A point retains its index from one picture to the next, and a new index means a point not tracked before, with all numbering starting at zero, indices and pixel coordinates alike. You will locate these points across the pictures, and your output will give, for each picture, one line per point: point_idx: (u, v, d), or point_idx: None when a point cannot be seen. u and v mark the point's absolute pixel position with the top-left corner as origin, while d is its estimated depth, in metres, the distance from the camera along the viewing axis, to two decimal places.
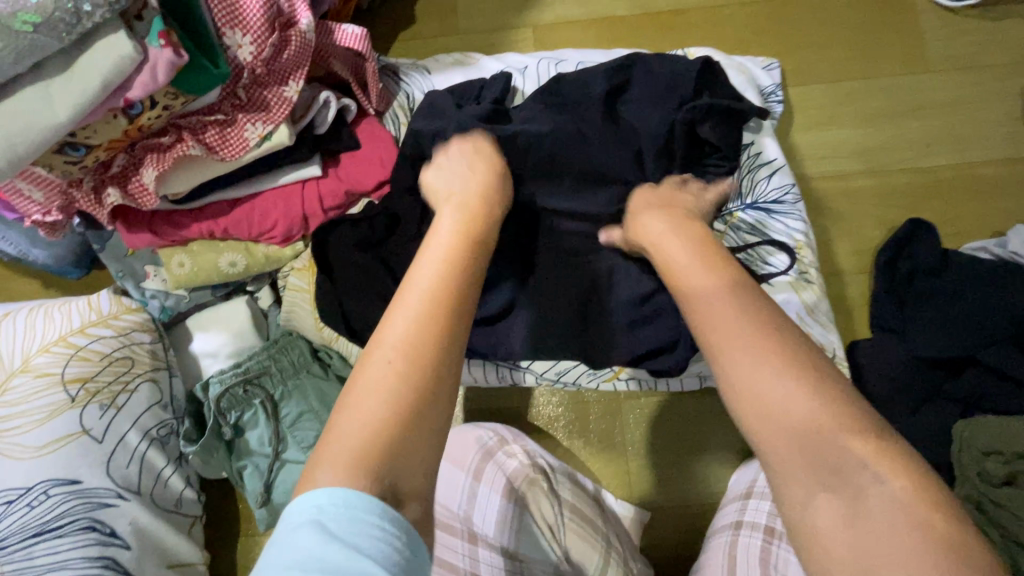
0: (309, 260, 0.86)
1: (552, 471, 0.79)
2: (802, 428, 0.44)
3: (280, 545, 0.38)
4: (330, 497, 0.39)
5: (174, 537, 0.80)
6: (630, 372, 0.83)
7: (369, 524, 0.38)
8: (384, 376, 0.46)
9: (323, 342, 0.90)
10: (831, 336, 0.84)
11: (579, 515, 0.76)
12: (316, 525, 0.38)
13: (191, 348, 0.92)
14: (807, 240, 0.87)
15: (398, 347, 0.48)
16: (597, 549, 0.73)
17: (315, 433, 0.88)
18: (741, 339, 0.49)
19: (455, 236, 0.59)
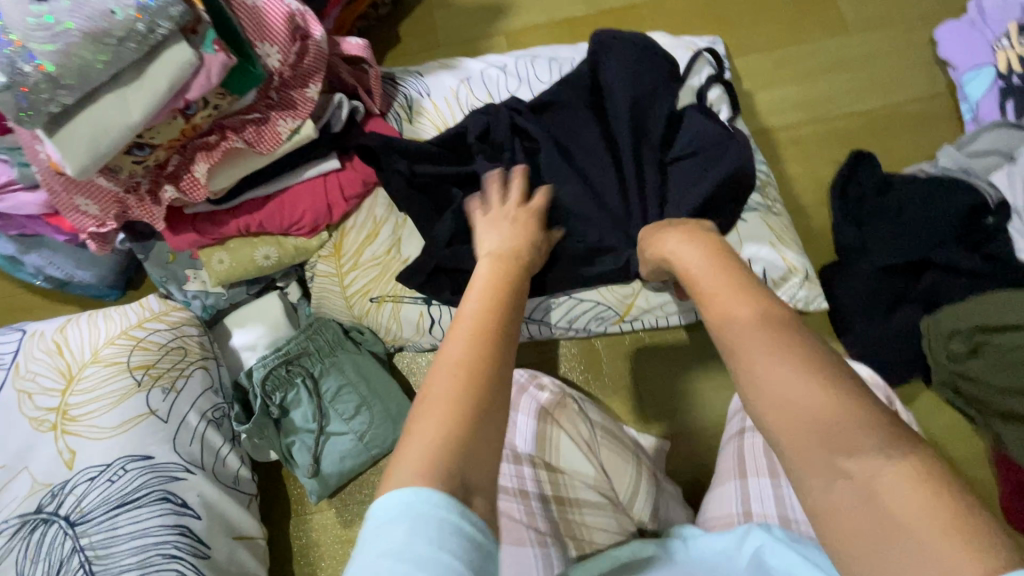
0: (334, 248, 0.97)
1: (581, 400, 0.89)
2: (811, 420, 0.38)
3: (366, 540, 0.40)
4: (418, 497, 0.41)
5: (236, 510, 0.87)
6: (635, 314, 0.93)
7: (457, 539, 0.40)
8: (430, 426, 0.46)
9: (354, 319, 0.98)
10: (802, 258, 0.93)
11: (609, 433, 0.85)
12: (405, 521, 0.40)
13: (232, 343, 1.01)
14: (772, 180, 1.01)
15: (440, 396, 0.47)
16: (629, 461, 0.82)
17: (354, 404, 0.96)
18: (770, 345, 0.43)
19: (496, 263, 0.64)
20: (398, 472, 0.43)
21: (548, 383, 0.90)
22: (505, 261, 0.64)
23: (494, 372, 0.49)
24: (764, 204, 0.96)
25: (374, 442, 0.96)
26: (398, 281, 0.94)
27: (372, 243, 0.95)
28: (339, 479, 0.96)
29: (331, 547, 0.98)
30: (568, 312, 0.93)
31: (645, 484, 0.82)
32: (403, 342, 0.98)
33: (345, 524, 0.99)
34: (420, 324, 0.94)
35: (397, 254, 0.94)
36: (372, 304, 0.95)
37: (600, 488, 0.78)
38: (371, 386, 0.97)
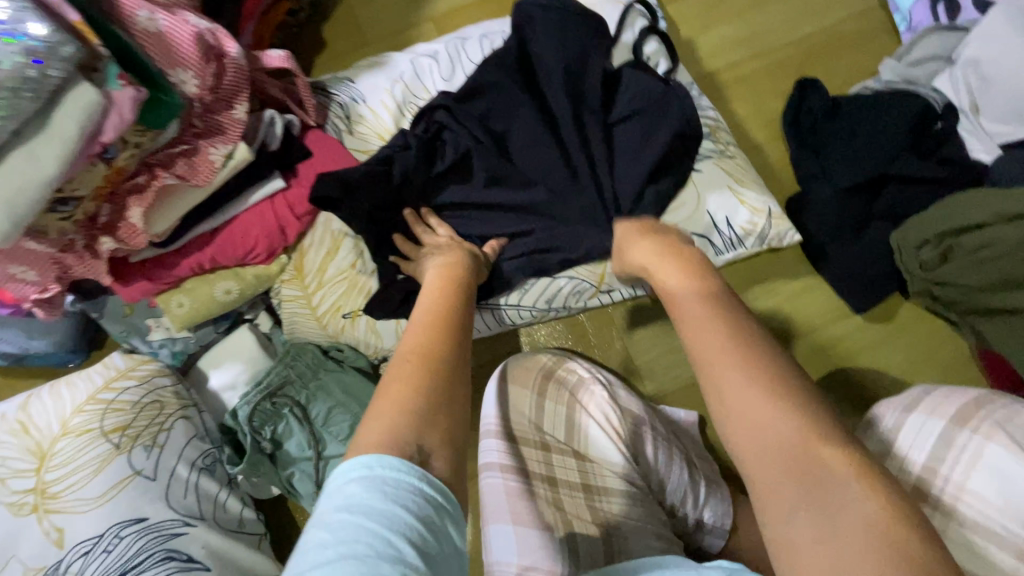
0: (296, 270, 0.93)
1: (612, 385, 0.90)
2: (768, 433, 0.46)
3: (328, 500, 0.45)
4: (377, 461, 0.46)
5: (248, 553, 0.84)
6: (611, 283, 0.92)
7: (412, 496, 0.45)
8: (386, 401, 0.54)
9: (330, 338, 0.95)
10: (763, 197, 0.93)
11: (641, 420, 0.86)
12: (364, 482, 0.45)
13: (211, 386, 0.97)
14: (720, 124, 0.99)
15: (393, 380, 0.56)
16: (660, 448, 0.84)
17: (348, 423, 0.93)
18: (734, 359, 0.50)
19: (443, 279, 0.74)
20: (357, 443, 0.49)
21: (577, 367, 0.91)
22: (449, 272, 0.76)
23: (441, 358, 0.58)
24: (718, 149, 0.95)
25: None
26: (368, 293, 0.91)
27: (334, 258, 0.92)
28: None
29: None
30: (545, 292, 0.92)
31: (676, 463, 0.85)
32: (383, 354, 0.96)
33: None
34: (399, 331, 0.92)
35: (362, 264, 0.92)
36: (345, 320, 0.92)
37: (629, 475, 0.80)
38: (362, 401, 0.94)
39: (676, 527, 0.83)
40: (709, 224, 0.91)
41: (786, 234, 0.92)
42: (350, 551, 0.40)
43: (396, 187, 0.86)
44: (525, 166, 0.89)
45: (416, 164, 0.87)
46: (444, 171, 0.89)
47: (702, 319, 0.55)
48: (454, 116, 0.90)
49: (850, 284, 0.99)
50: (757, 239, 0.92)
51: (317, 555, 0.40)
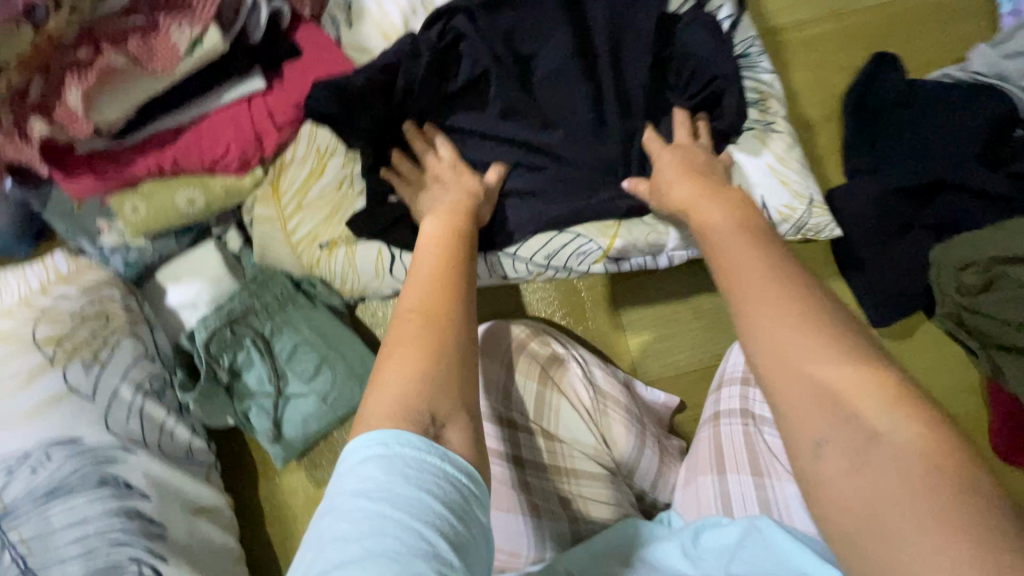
0: (271, 186, 0.82)
1: (586, 361, 0.80)
2: (800, 376, 0.42)
3: (344, 481, 0.43)
4: (393, 442, 0.44)
5: (192, 484, 0.80)
6: (621, 247, 0.76)
7: (436, 479, 0.43)
8: (400, 366, 0.49)
9: (303, 269, 0.86)
10: (807, 180, 0.82)
11: (615, 400, 0.79)
12: (382, 466, 0.43)
13: (167, 302, 0.88)
14: (773, 91, 0.86)
15: (410, 342, 0.51)
16: (634, 433, 0.77)
17: (314, 363, 0.86)
18: (784, 316, 0.44)
19: (454, 214, 0.66)
20: (370, 410, 0.47)
21: (550, 337, 0.81)
22: (461, 206, 0.68)
23: (457, 320, 0.53)
24: (760, 121, 0.84)
25: (339, 403, 0.88)
26: (349, 220, 0.80)
27: (316, 180, 0.80)
28: (305, 442, 0.89)
29: (305, 508, 0.94)
30: (544, 246, 0.77)
31: (648, 448, 0.79)
32: (361, 292, 0.85)
33: (318, 486, 0.94)
34: (379, 267, 0.80)
35: (348, 188, 0.80)
36: (322, 249, 0.82)
37: (599, 460, 0.75)
38: (331, 342, 0.87)
39: (644, 513, 0.80)
40: None
41: (827, 226, 0.82)
42: (368, 545, 0.39)
43: (400, 112, 0.76)
44: (547, 104, 0.77)
45: (424, 82, 0.75)
46: (455, 95, 0.77)
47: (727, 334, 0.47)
48: (477, 27, 0.76)
49: (874, 296, 0.91)
50: (793, 228, 0.82)
51: (334, 542, 0.40)
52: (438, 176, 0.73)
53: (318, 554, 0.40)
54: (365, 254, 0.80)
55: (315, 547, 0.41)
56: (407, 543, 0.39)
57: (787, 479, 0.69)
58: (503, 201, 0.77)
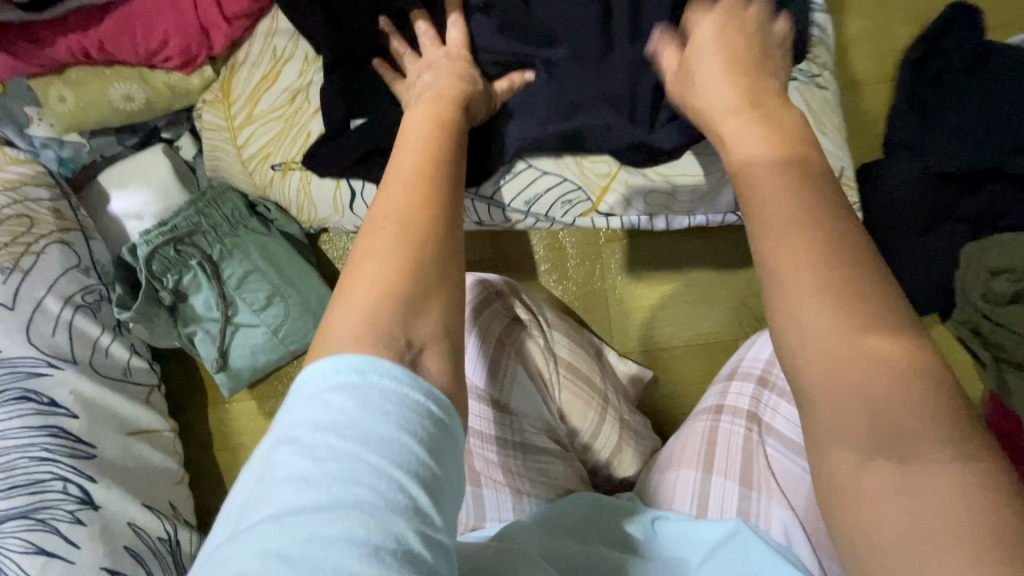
0: (221, 91, 0.72)
1: (548, 327, 0.76)
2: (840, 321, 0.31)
3: (289, 408, 0.32)
4: (362, 365, 0.32)
5: (128, 405, 0.77)
6: (613, 203, 0.69)
7: (418, 420, 0.32)
8: (370, 281, 0.37)
9: (257, 191, 0.77)
10: (840, 151, 0.71)
11: (576, 372, 0.74)
12: (350, 395, 0.32)
13: (110, 210, 0.80)
14: (823, 38, 0.73)
15: (381, 254, 0.39)
16: (594, 407, 0.73)
17: (265, 294, 0.80)
18: (793, 221, 0.34)
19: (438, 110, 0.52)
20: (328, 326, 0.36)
21: (514, 298, 0.74)
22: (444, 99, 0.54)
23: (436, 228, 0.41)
24: (808, 72, 0.70)
25: (291, 338, 0.82)
26: (305, 138, 0.69)
27: (270, 87, 0.70)
28: (252, 374, 0.84)
29: (253, 438, 0.91)
30: (528, 189, 0.69)
31: (606, 424, 0.74)
32: (322, 224, 0.77)
33: (268, 418, 0.91)
34: (338, 199, 0.72)
35: (303, 101, 0.69)
36: (275, 172, 0.72)
37: (552, 433, 0.70)
38: (284, 274, 0.80)
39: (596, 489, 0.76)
40: None
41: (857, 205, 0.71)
42: (325, 489, 0.29)
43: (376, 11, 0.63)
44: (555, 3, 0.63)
45: None
46: None
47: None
48: None
49: None
50: None
51: (273, 488, 0.29)
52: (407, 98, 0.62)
53: (253, 500, 0.29)
54: (322, 186, 0.71)
55: (248, 493, 0.30)
56: (372, 484, 0.29)
57: (779, 500, 0.59)
58: (495, 120, 0.65)
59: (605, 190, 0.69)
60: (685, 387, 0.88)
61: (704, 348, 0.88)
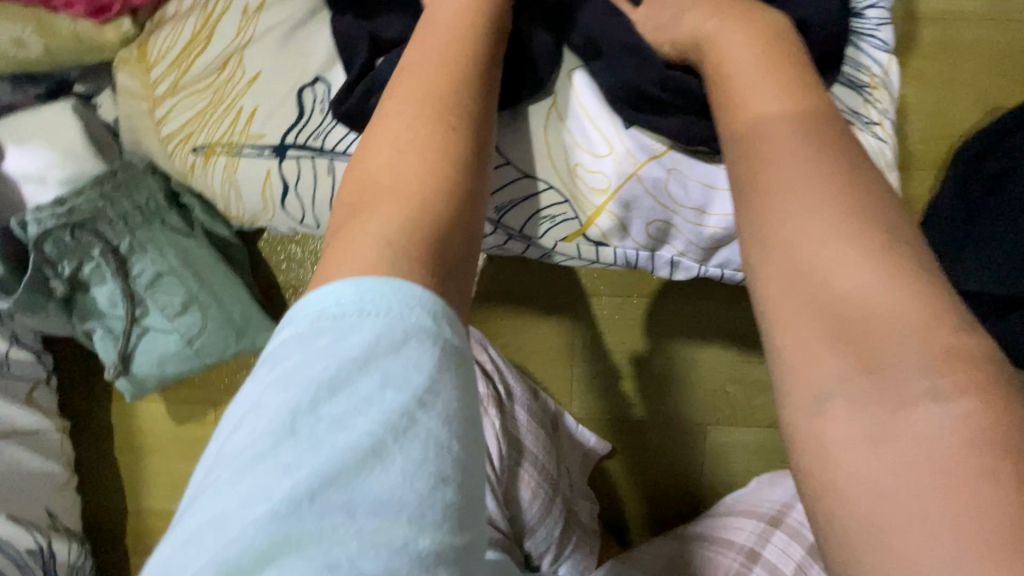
0: (139, 50, 0.58)
1: (508, 400, 0.66)
2: (832, 298, 0.30)
3: (336, 346, 0.28)
4: (375, 293, 0.29)
5: (3, 405, 0.66)
6: (603, 227, 0.55)
7: (442, 350, 0.29)
8: (394, 211, 0.33)
9: (179, 177, 0.63)
10: None
11: (532, 455, 0.65)
12: (364, 331, 0.28)
13: (4, 168, 0.67)
14: (888, 85, 0.56)
15: (402, 182, 0.35)
16: (541, 497, 0.63)
17: (180, 299, 0.68)
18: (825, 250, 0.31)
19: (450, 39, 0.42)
20: (352, 243, 0.32)
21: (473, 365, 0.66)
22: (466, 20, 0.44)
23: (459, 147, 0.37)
24: (864, 117, 0.54)
25: (208, 350, 0.71)
26: (235, 117, 0.57)
27: (199, 51, 0.57)
28: (161, 382, 0.73)
29: (162, 441, 0.82)
30: (502, 195, 0.55)
31: (554, 515, 0.64)
32: (252, 220, 0.64)
33: (179, 423, 0.81)
34: (267, 192, 0.59)
35: (238, 70, 0.56)
36: (196, 151, 0.59)
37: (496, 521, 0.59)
38: (205, 279, 0.68)
39: None
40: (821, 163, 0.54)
41: None
42: (401, 476, 0.26)
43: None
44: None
45: None
46: None
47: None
48: None
49: None
50: None
51: (332, 466, 0.25)
52: None
53: (306, 475, 0.25)
54: (248, 172, 0.58)
55: (291, 467, 0.25)
56: (452, 467, 0.27)
57: None
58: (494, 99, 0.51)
59: (599, 210, 0.54)
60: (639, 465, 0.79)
61: (670, 428, 0.78)
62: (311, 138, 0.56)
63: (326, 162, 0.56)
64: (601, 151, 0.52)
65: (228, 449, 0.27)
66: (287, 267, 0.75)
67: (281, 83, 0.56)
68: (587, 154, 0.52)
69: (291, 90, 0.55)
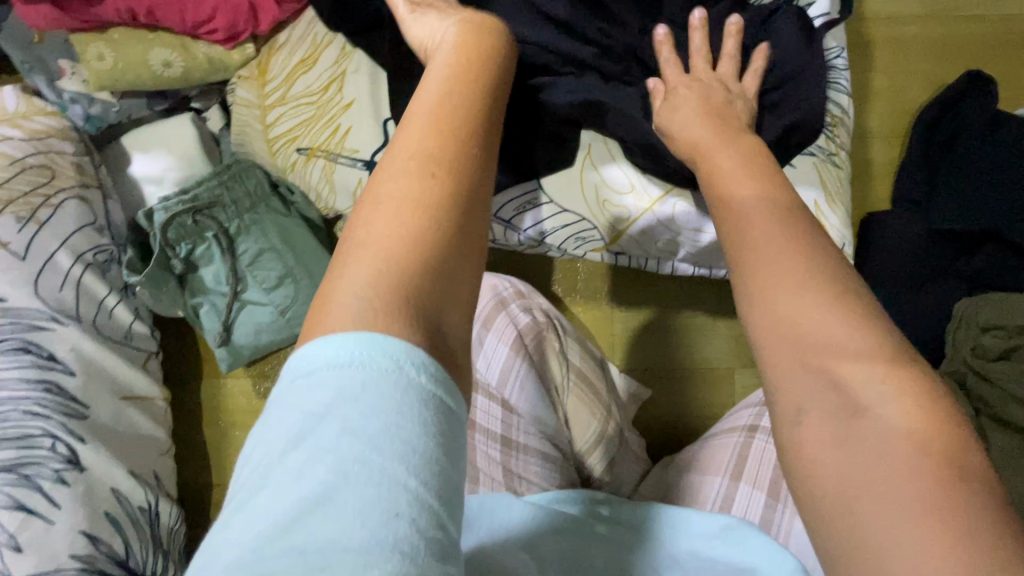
0: (259, 69, 0.73)
1: (563, 333, 0.76)
2: (807, 339, 0.36)
3: (306, 400, 0.29)
4: (347, 341, 0.30)
5: (126, 370, 0.76)
6: (621, 246, 0.75)
7: (404, 397, 0.29)
8: (378, 247, 0.35)
9: (279, 171, 0.78)
10: (845, 228, 0.72)
11: (586, 379, 0.74)
12: (333, 377, 0.29)
13: (129, 172, 0.80)
14: (845, 118, 0.75)
15: (391, 209, 0.37)
16: (599, 416, 0.72)
17: (277, 274, 0.80)
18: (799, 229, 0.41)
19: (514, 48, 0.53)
20: (334, 296, 0.33)
21: (534, 304, 0.77)
22: (476, 35, 0.52)
23: (454, 173, 0.39)
24: (826, 149, 0.72)
25: (297, 321, 0.83)
26: (334, 132, 0.70)
27: (307, 71, 0.71)
28: (254, 352, 0.84)
29: (244, 416, 0.90)
30: (545, 223, 0.73)
31: (611, 433, 0.73)
32: (335, 213, 0.78)
33: (261, 398, 0.90)
34: (358, 196, 0.72)
35: (337, 93, 0.69)
36: (301, 155, 0.73)
37: (552, 442, 0.69)
38: (300, 256, 0.81)
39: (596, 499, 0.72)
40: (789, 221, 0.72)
41: None
42: (356, 513, 0.26)
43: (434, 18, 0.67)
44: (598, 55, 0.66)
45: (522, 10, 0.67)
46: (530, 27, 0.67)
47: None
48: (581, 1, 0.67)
49: None
50: None
51: (296, 507, 0.26)
52: None
53: (272, 516, 0.26)
54: (344, 180, 0.71)
55: (263, 508, 0.27)
56: (409, 506, 0.27)
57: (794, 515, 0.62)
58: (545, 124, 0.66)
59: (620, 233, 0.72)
60: (682, 406, 0.89)
61: (705, 371, 0.89)
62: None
63: None
64: (625, 191, 0.67)
65: (236, 482, 0.29)
66: None
67: (372, 109, 0.68)
68: (613, 194, 0.68)
69: (378, 120, 0.68)
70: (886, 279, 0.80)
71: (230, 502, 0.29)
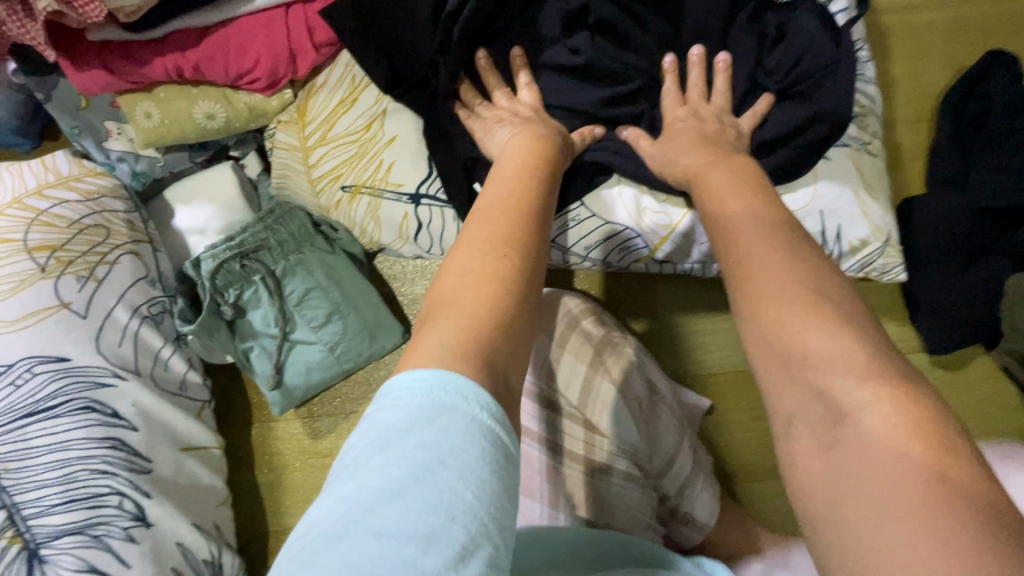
0: (298, 113, 0.74)
1: (643, 352, 0.73)
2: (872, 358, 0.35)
3: (386, 419, 0.33)
4: (441, 383, 0.33)
5: (184, 420, 0.75)
6: (666, 253, 0.74)
7: (477, 430, 0.32)
8: (460, 313, 0.38)
9: (321, 211, 0.79)
10: (888, 216, 0.72)
11: (660, 396, 0.71)
12: (418, 407, 0.32)
13: (175, 224, 0.82)
14: (874, 107, 0.75)
15: (472, 280, 0.40)
16: (676, 435, 0.69)
17: (324, 311, 0.81)
18: None
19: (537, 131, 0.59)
20: (422, 345, 0.36)
21: (610, 319, 0.74)
22: (534, 137, 0.59)
23: (525, 250, 0.44)
24: (859, 139, 0.72)
25: (346, 356, 0.83)
26: (378, 168, 0.72)
27: (347, 111, 0.72)
28: (305, 392, 0.84)
29: (297, 458, 0.89)
30: (588, 238, 0.74)
31: (686, 451, 0.70)
32: (380, 246, 0.79)
33: (313, 437, 0.89)
34: (404, 228, 0.73)
35: (379, 131, 0.72)
36: (345, 192, 0.74)
37: (634, 461, 0.66)
38: (346, 292, 0.81)
39: (661, 518, 0.71)
40: (816, 229, 0.71)
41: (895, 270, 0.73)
42: (418, 511, 0.29)
43: (470, 55, 0.69)
44: (606, 100, 0.69)
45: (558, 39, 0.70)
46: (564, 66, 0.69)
47: (802, 323, 0.38)
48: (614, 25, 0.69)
49: (927, 317, 0.81)
50: (855, 265, 0.73)
51: (370, 499, 0.29)
52: (498, 117, 0.64)
53: (349, 503, 0.30)
54: (390, 213, 0.73)
55: (339, 499, 0.30)
56: (463, 515, 0.30)
57: None
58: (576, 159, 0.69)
59: (663, 240, 0.73)
60: (736, 410, 0.87)
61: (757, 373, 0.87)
62: (440, 191, 0.71)
63: (451, 211, 0.71)
64: (662, 197, 0.70)
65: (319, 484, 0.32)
66: (403, 280, 0.88)
67: (414, 143, 0.71)
68: (651, 200, 0.70)
69: (420, 151, 0.71)
70: (931, 262, 0.80)
71: (312, 503, 0.32)
